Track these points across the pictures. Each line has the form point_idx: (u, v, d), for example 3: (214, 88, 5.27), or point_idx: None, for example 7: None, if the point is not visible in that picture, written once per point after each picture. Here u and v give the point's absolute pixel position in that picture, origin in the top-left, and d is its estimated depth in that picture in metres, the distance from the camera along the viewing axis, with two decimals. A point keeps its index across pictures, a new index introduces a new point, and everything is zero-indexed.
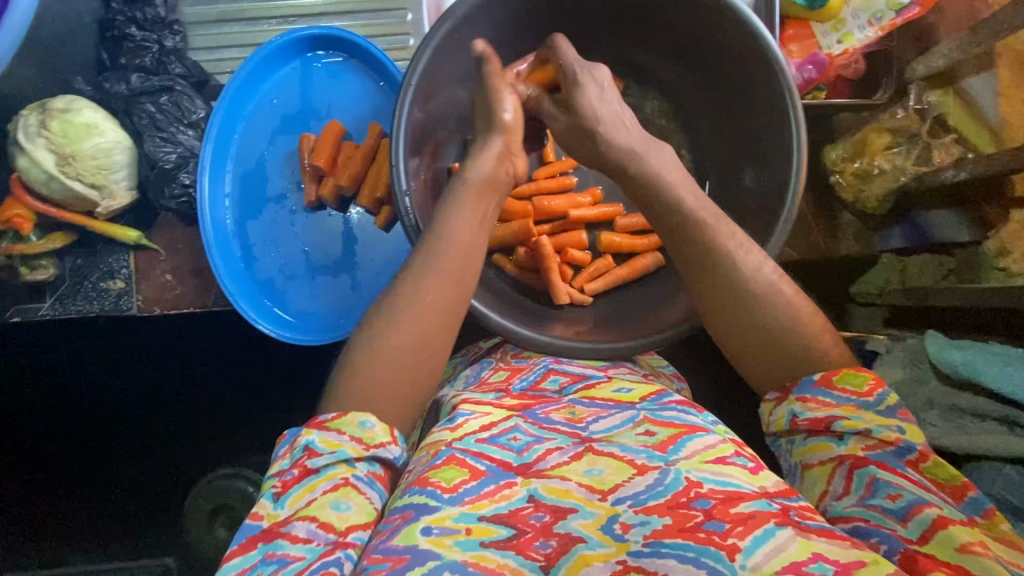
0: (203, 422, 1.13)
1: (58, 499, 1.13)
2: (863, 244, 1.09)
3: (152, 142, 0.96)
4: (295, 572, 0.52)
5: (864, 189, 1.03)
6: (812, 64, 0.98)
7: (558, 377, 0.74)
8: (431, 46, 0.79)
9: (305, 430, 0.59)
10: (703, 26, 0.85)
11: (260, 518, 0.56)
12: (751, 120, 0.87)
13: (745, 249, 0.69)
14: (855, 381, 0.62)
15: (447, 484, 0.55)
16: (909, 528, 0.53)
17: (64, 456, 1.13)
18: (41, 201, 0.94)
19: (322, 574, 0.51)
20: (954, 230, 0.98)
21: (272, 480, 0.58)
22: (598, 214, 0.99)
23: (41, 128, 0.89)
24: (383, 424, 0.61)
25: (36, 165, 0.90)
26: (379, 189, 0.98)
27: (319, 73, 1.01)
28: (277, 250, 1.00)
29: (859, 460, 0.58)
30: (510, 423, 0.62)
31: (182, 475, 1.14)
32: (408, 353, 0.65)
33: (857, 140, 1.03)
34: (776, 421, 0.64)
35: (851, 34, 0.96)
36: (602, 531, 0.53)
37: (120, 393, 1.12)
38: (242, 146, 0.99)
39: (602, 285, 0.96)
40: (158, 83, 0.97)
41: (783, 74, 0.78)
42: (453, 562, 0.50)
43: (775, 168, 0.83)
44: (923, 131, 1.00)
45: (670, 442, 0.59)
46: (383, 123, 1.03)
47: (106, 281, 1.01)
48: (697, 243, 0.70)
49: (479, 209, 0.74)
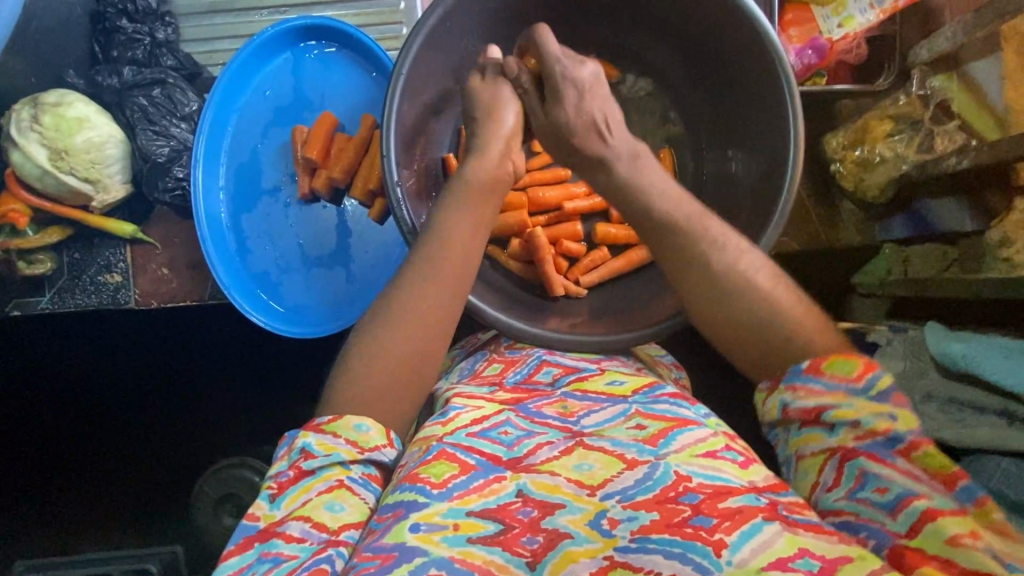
0: (204, 412, 1.14)
1: (66, 488, 1.15)
2: (866, 235, 1.07)
3: (145, 135, 0.96)
4: (288, 571, 0.51)
5: (866, 177, 1.00)
6: (812, 49, 0.96)
7: (551, 369, 0.74)
8: (423, 32, 0.78)
9: (302, 432, 0.60)
10: (698, 14, 0.84)
11: (256, 519, 0.56)
12: (746, 109, 0.86)
13: (719, 245, 0.68)
14: (844, 367, 0.59)
15: (436, 480, 0.54)
16: (898, 522, 0.53)
17: (68, 444, 1.15)
18: (36, 195, 0.95)
19: (314, 572, 0.51)
20: (956, 218, 0.93)
21: (268, 482, 0.58)
22: (593, 204, 0.98)
23: (33, 123, 0.90)
24: (378, 427, 0.61)
25: (30, 159, 0.91)
26: (372, 180, 0.98)
27: (311, 63, 1.00)
28: (273, 242, 1.00)
29: (849, 452, 0.57)
30: (501, 417, 0.63)
31: (185, 464, 1.15)
32: (398, 345, 0.65)
33: (858, 128, 1.00)
34: (769, 411, 0.63)
35: (852, 17, 0.94)
36: (590, 526, 0.52)
37: (121, 382, 1.13)
38: (235, 139, 0.99)
39: (598, 277, 0.95)
40: (151, 76, 0.97)
41: (781, 61, 0.77)
42: (440, 558, 0.49)
43: (772, 157, 0.81)
44: (927, 118, 0.97)
45: (660, 437, 0.59)
46: (376, 113, 1.02)
47: (104, 275, 1.01)
48: (681, 247, 0.68)
49: (467, 214, 0.72)
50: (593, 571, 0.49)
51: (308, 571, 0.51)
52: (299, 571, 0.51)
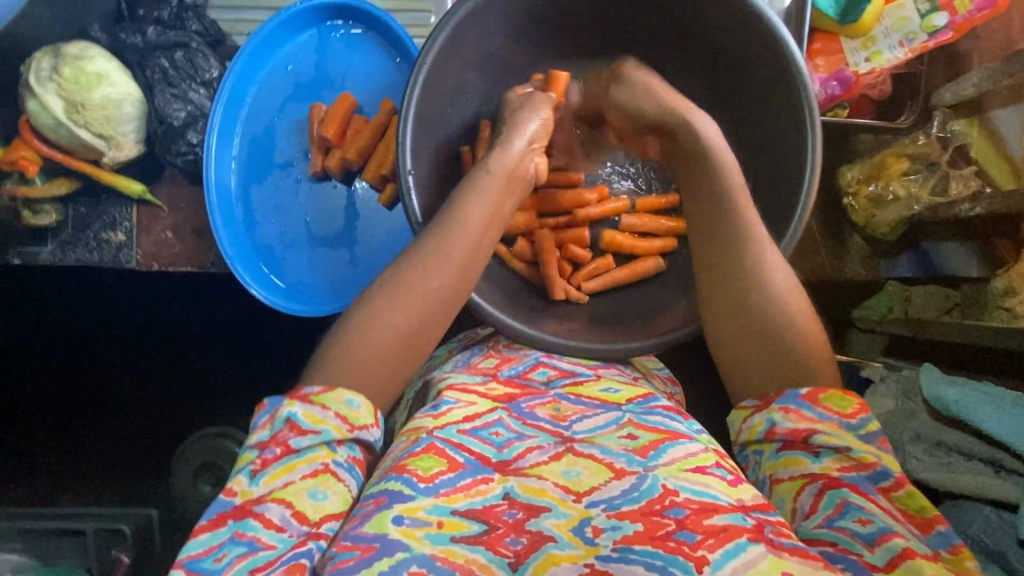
0: (195, 379, 1.14)
1: (48, 441, 1.15)
2: (870, 270, 1.06)
3: (163, 97, 0.95)
4: (264, 560, 0.52)
5: (877, 214, 1.01)
6: (836, 81, 0.95)
7: (546, 369, 0.75)
8: (452, 24, 0.79)
9: (288, 402, 0.58)
10: (727, 32, 0.84)
11: (234, 494, 0.55)
12: (766, 131, 0.85)
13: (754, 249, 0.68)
14: (839, 402, 0.61)
15: (424, 473, 0.54)
16: (876, 554, 0.52)
17: (55, 397, 1.15)
18: (48, 144, 0.94)
19: (292, 566, 0.52)
20: (963, 263, 0.96)
21: (251, 454, 0.57)
22: (602, 211, 0.97)
23: (53, 73, 0.89)
24: (368, 405, 0.60)
25: (46, 109, 0.90)
26: (385, 165, 0.97)
27: (336, 42, 1.00)
28: (281, 217, 0.99)
29: (832, 481, 0.57)
30: (494, 416, 0.63)
31: (171, 428, 1.15)
32: (396, 333, 0.64)
33: (875, 163, 1.00)
34: (749, 429, 0.64)
35: (880, 53, 0.94)
36: (573, 532, 0.52)
37: (115, 340, 1.13)
38: (253, 110, 0.98)
39: (600, 284, 0.95)
40: (174, 39, 0.96)
41: (805, 85, 0.77)
42: (421, 555, 0.49)
43: (786, 183, 0.81)
44: (944, 160, 0.96)
45: (651, 448, 0.58)
46: (396, 98, 1.02)
47: (107, 232, 1.00)
48: (713, 252, 0.70)
49: (486, 207, 0.71)
50: None
51: (286, 566, 0.51)
52: (275, 564, 0.52)
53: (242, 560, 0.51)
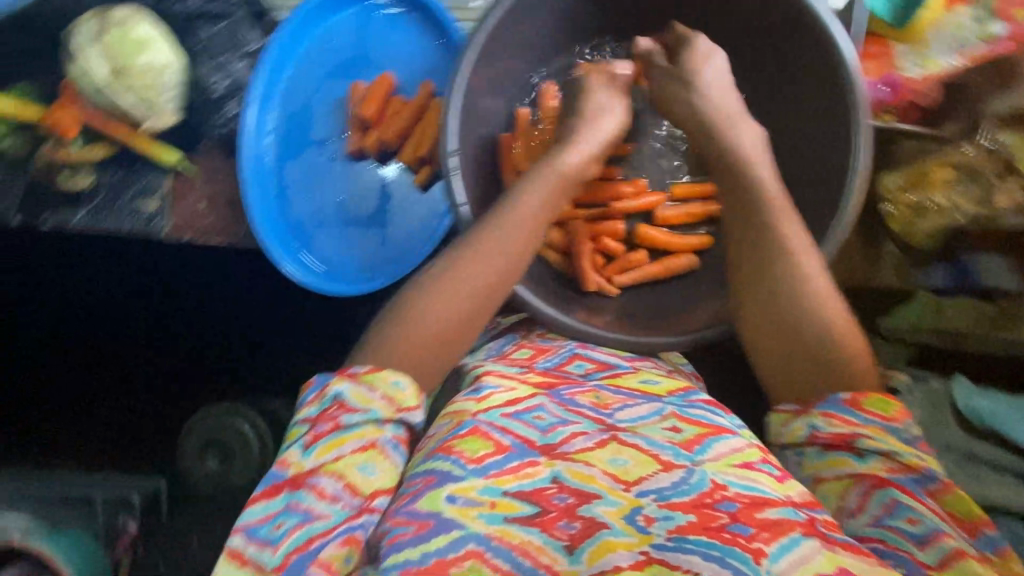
0: (218, 352, 1.14)
1: (70, 406, 1.16)
2: (903, 278, 1.02)
3: (204, 68, 0.97)
4: (319, 530, 0.53)
5: (917, 223, 0.97)
6: (885, 85, 0.98)
7: (583, 362, 0.74)
8: (505, 6, 0.78)
9: (336, 380, 0.59)
10: (777, 30, 0.83)
11: (287, 466, 0.56)
12: (811, 131, 0.84)
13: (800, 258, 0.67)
14: (882, 406, 0.60)
15: (471, 455, 0.55)
16: (927, 553, 0.53)
17: (79, 364, 1.15)
18: (88, 109, 0.94)
19: (346, 538, 0.53)
20: (998, 274, 0.96)
21: (301, 428, 0.58)
22: (638, 206, 0.96)
23: (98, 37, 0.91)
24: (414, 388, 0.59)
25: (88, 74, 0.91)
26: (422, 148, 0.98)
27: (378, 22, 0.99)
28: (314, 195, 0.99)
29: (881, 481, 0.58)
30: (535, 401, 0.62)
31: (191, 400, 1.16)
32: (439, 313, 0.64)
33: (916, 171, 0.96)
34: (790, 433, 0.63)
35: (933, 60, 0.97)
36: (626, 521, 0.51)
37: (141, 310, 1.13)
38: (292, 83, 0.95)
39: (633, 279, 0.94)
40: (218, 10, 0.97)
41: (856, 88, 0.75)
42: (477, 535, 0.49)
43: (831, 183, 0.80)
44: (989, 172, 0.91)
45: (696, 442, 0.59)
46: (436, 82, 1.01)
47: (140, 200, 0.97)
48: (753, 258, 0.69)
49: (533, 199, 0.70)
50: (631, 564, 0.48)
51: (342, 537, 0.53)
52: (332, 533, 0.53)
53: (298, 530, 0.52)
